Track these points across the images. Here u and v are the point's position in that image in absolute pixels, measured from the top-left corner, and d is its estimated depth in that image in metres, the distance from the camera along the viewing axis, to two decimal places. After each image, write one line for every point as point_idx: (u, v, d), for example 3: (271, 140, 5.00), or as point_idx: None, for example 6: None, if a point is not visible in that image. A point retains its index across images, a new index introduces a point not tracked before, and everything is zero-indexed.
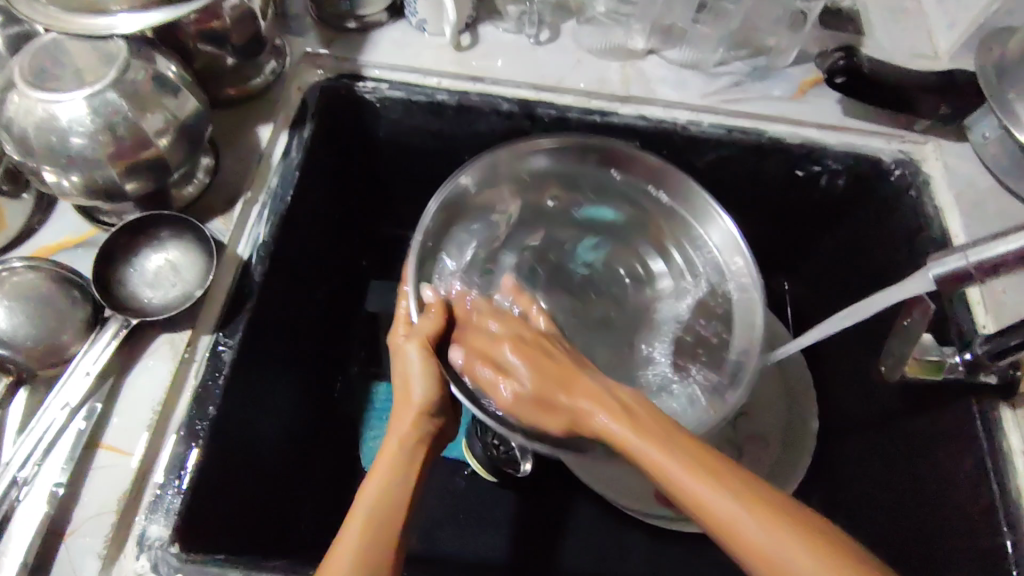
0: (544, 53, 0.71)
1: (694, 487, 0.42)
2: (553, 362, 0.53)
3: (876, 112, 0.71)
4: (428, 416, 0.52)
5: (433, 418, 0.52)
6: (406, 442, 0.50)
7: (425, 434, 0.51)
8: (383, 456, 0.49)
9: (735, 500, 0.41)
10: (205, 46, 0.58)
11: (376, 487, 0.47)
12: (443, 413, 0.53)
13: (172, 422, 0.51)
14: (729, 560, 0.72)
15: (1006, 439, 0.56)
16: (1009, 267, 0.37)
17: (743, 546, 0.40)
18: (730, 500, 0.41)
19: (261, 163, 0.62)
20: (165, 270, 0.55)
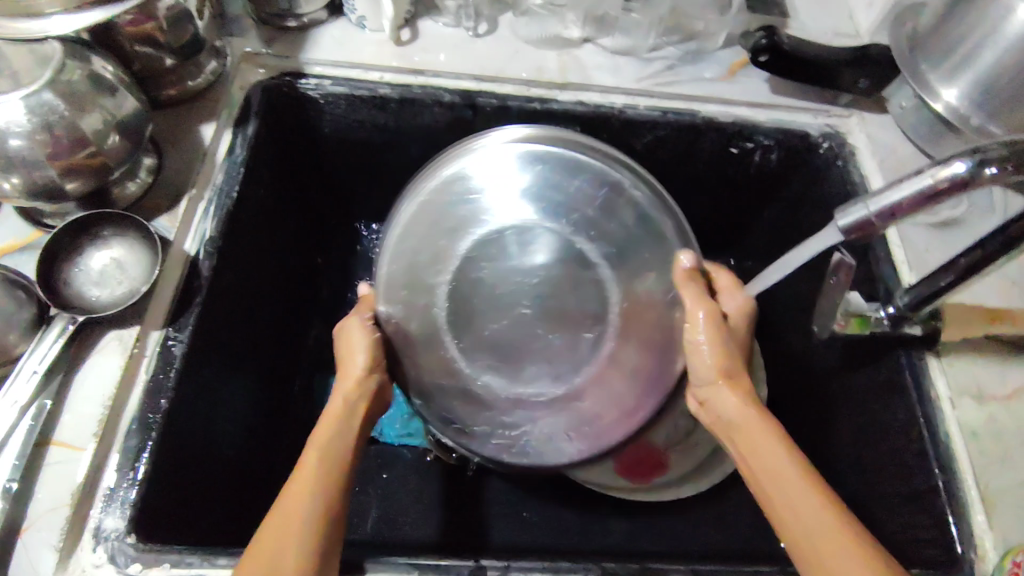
0: (483, 45, 0.73)
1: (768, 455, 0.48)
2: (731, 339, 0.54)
3: (801, 89, 0.75)
4: (371, 374, 0.55)
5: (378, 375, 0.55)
6: (350, 398, 0.54)
7: (369, 390, 0.55)
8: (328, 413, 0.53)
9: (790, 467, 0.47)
10: (142, 47, 0.59)
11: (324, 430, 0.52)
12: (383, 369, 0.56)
13: (124, 417, 0.52)
14: (689, 527, 0.74)
15: (933, 388, 0.59)
16: (904, 213, 0.42)
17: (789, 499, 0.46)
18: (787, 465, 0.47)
19: (205, 160, 0.63)
20: (110, 268, 0.56)
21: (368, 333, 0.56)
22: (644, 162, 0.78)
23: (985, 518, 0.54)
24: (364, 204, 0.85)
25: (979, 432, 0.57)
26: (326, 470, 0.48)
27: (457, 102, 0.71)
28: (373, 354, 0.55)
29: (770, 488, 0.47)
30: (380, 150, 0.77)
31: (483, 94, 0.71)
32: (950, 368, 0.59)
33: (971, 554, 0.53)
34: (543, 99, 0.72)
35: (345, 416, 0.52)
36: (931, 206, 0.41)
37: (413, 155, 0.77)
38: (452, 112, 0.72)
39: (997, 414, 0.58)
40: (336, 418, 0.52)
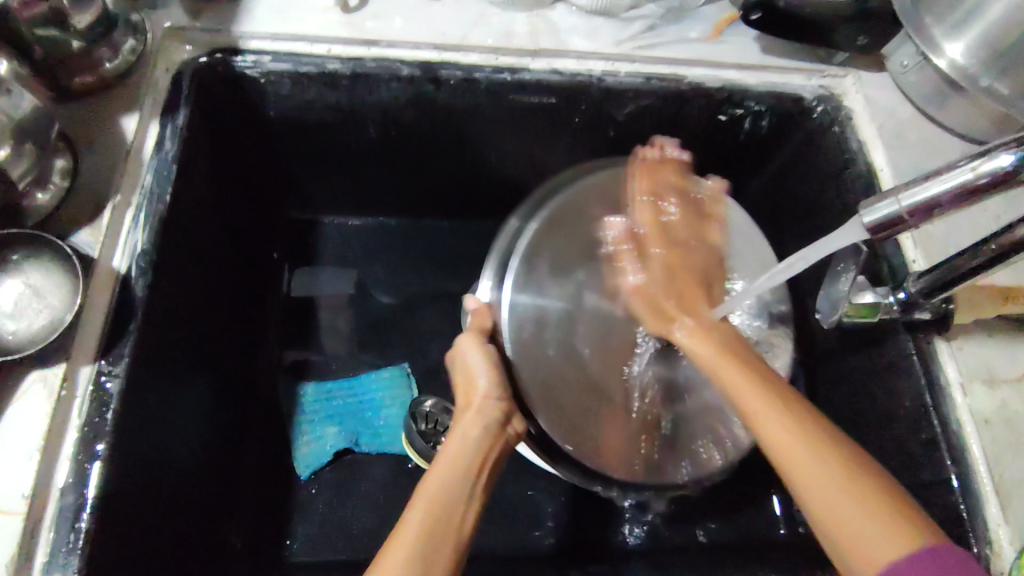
0: (442, 8, 0.64)
1: (794, 442, 0.44)
2: (681, 275, 0.58)
3: (795, 47, 0.68)
4: (493, 402, 0.52)
5: (500, 405, 0.53)
6: (468, 442, 0.50)
7: (489, 426, 0.51)
8: (444, 453, 0.50)
9: (825, 462, 0.42)
10: (44, 31, 0.49)
11: (436, 478, 0.47)
12: (511, 406, 0.53)
13: (59, 468, 0.45)
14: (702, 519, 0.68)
15: (943, 373, 0.56)
16: (943, 209, 0.37)
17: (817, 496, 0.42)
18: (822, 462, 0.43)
19: (130, 158, 0.55)
20: (24, 297, 0.47)
21: (487, 349, 0.54)
22: (626, 133, 0.71)
23: (999, 510, 0.51)
24: (320, 190, 0.77)
25: (991, 420, 0.54)
26: (437, 504, 0.45)
27: (418, 76, 0.63)
28: (491, 380, 0.53)
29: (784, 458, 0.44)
30: (335, 131, 0.68)
31: (446, 65, 0.63)
32: (959, 352, 0.56)
33: (986, 551, 0.51)
34: (513, 69, 0.64)
35: (462, 451, 0.49)
36: (970, 203, 0.37)
37: (371, 136, 0.69)
38: (413, 87, 0.64)
39: (1010, 399, 0.55)
40: (445, 463, 0.48)
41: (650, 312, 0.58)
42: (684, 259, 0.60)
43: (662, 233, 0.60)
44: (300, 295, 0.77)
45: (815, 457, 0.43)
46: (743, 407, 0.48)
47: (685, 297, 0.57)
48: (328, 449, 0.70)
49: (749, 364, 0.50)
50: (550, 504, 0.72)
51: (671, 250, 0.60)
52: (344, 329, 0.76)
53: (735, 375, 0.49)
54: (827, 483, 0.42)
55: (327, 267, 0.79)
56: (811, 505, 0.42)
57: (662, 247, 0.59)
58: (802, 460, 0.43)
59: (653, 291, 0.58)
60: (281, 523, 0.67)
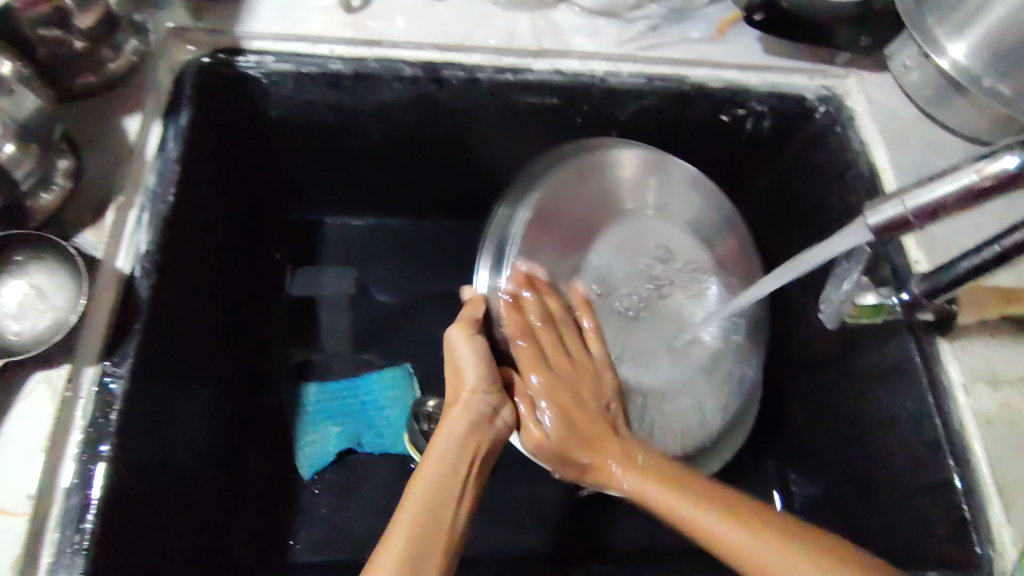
0: (444, 8, 0.64)
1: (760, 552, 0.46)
2: (581, 410, 0.55)
3: (797, 48, 0.69)
4: (481, 394, 0.52)
5: (488, 397, 0.52)
6: (457, 440, 0.49)
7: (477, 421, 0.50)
8: (432, 451, 0.49)
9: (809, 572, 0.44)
10: (46, 31, 0.49)
11: (427, 479, 0.47)
12: (499, 395, 0.53)
13: (63, 467, 0.45)
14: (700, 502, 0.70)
15: (945, 374, 0.56)
16: (947, 211, 0.37)
17: None
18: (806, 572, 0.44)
19: (132, 159, 0.55)
20: (29, 298, 0.47)
21: (475, 342, 0.52)
22: (627, 133, 0.71)
23: (1002, 511, 0.51)
24: (321, 190, 0.77)
25: (994, 420, 0.54)
26: (428, 506, 0.45)
27: (420, 76, 0.63)
28: (480, 373, 0.52)
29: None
30: (337, 132, 0.68)
31: (448, 66, 0.63)
32: (962, 352, 0.56)
33: (989, 551, 0.51)
34: (516, 69, 0.64)
35: (450, 448, 0.49)
36: (974, 205, 0.37)
37: (372, 136, 0.69)
38: (415, 88, 0.64)
39: (1012, 399, 0.55)
40: (433, 463, 0.48)
41: (561, 458, 0.54)
42: (581, 396, 0.56)
43: (579, 359, 0.57)
44: (301, 296, 0.77)
45: (713, 521, 0.48)
46: (626, 488, 0.53)
47: (595, 451, 0.54)
48: (330, 449, 0.70)
49: (684, 481, 0.52)
50: (553, 504, 0.72)
51: (574, 395, 0.55)
52: (345, 329, 0.76)
53: (685, 499, 0.50)
54: (745, 543, 0.46)
55: (329, 267, 0.79)
56: (743, 565, 0.46)
57: (545, 380, 0.55)
58: (711, 532, 0.48)
59: (556, 446, 0.53)
60: (284, 523, 0.67)
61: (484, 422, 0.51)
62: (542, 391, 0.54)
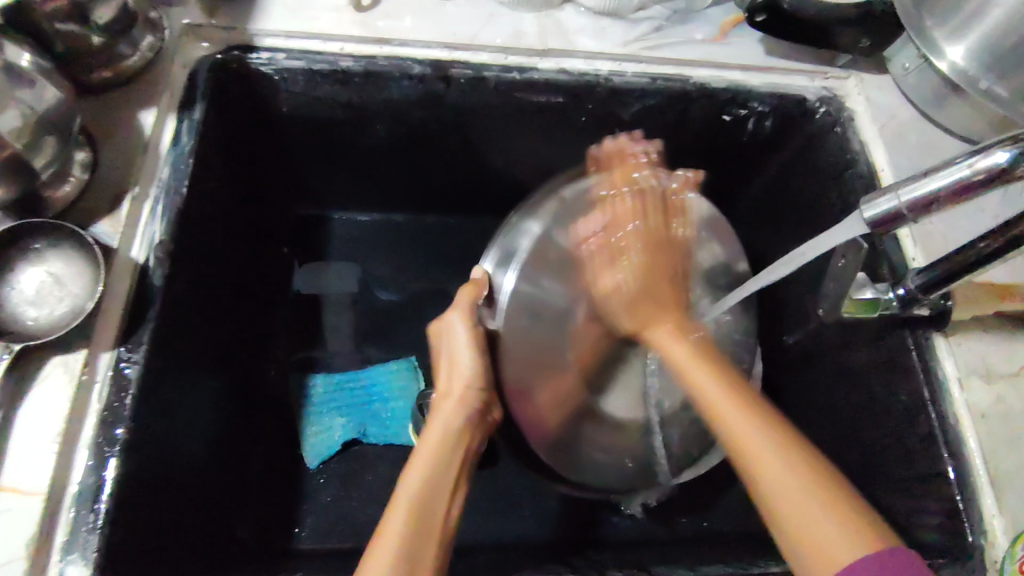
0: (452, 8, 0.66)
1: (756, 445, 0.41)
2: (656, 284, 0.54)
3: (798, 49, 0.70)
4: (477, 391, 0.55)
5: (483, 393, 0.55)
6: (453, 433, 0.51)
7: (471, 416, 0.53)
8: (427, 443, 0.50)
9: (795, 475, 0.40)
10: (65, 26, 0.50)
11: (426, 466, 0.48)
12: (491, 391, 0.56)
13: (79, 450, 0.47)
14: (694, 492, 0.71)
15: (940, 368, 0.57)
16: (940, 204, 0.38)
17: (772, 493, 0.40)
18: (791, 473, 0.40)
19: (147, 152, 0.56)
20: (47, 285, 0.49)
21: (476, 334, 0.56)
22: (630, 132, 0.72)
23: (994, 501, 0.53)
24: (329, 185, 0.78)
25: (988, 414, 0.55)
26: (425, 493, 0.46)
27: (429, 74, 0.64)
28: (478, 368, 0.55)
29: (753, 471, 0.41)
30: (347, 128, 0.70)
31: (456, 64, 0.64)
32: (957, 347, 0.57)
33: (981, 540, 0.52)
34: (522, 68, 0.65)
35: (446, 441, 0.51)
36: (965, 198, 0.38)
37: (380, 133, 0.71)
38: (423, 86, 0.65)
39: (1005, 394, 0.56)
40: (433, 452, 0.49)
41: (623, 315, 0.55)
42: (663, 266, 0.55)
43: (654, 233, 0.55)
44: (307, 290, 0.79)
45: (732, 411, 0.44)
46: (668, 352, 0.51)
47: (647, 317, 0.53)
48: (336, 440, 0.71)
49: (730, 377, 0.47)
50: (554, 496, 0.73)
51: (658, 274, 0.54)
52: (352, 322, 0.78)
53: (721, 387, 0.45)
54: (746, 429, 0.42)
55: (336, 262, 0.81)
56: (740, 453, 0.42)
57: (640, 247, 0.55)
58: (725, 421, 0.44)
59: (621, 299, 0.54)
60: (290, 511, 0.68)
61: (475, 419, 0.54)
62: (624, 247, 0.55)
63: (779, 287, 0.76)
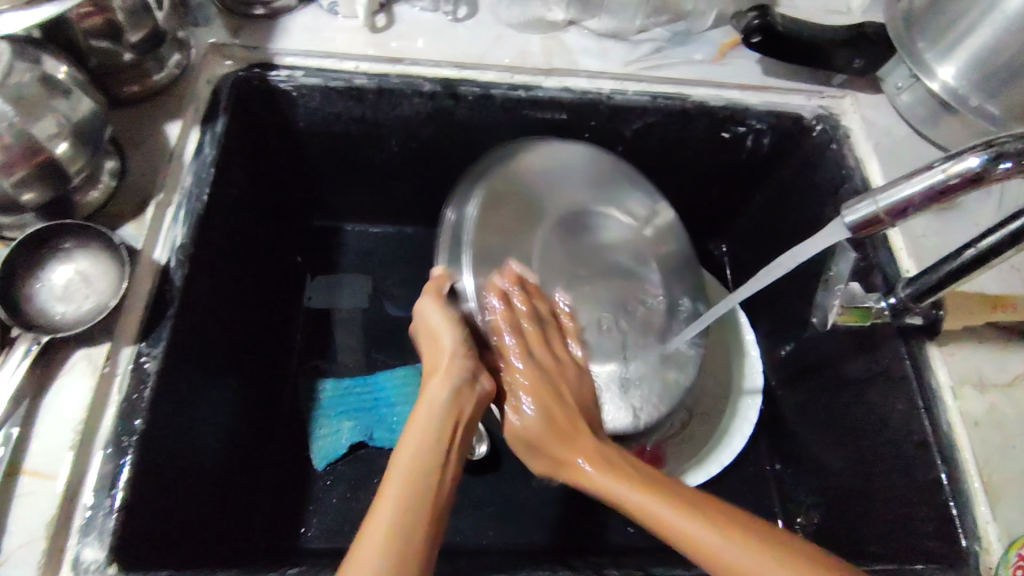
0: (462, 30, 0.70)
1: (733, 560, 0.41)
2: (566, 409, 0.52)
3: (794, 70, 0.72)
4: (462, 358, 0.51)
5: (470, 360, 0.51)
6: (438, 407, 0.48)
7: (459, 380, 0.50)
8: (415, 421, 0.48)
9: None
10: (99, 42, 0.54)
11: (410, 451, 0.46)
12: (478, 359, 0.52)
13: (98, 439, 0.49)
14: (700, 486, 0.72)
15: (934, 377, 0.58)
16: (915, 209, 0.40)
17: None
18: None
19: (171, 161, 0.59)
20: (74, 282, 0.52)
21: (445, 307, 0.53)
22: (633, 148, 0.75)
23: (988, 509, 0.53)
24: (343, 197, 0.81)
25: (981, 423, 0.56)
26: (414, 475, 0.44)
27: (438, 91, 0.67)
28: (456, 337, 0.52)
29: None
30: (360, 142, 0.73)
31: (464, 82, 0.67)
32: (950, 357, 0.59)
33: (975, 546, 0.52)
34: (527, 87, 0.68)
35: (434, 416, 0.48)
36: (940, 202, 0.40)
37: (392, 148, 0.74)
38: (433, 103, 0.68)
39: (999, 403, 0.57)
40: (417, 430, 0.47)
41: (537, 451, 0.51)
42: (559, 391, 0.53)
43: (537, 370, 0.53)
44: (319, 299, 0.82)
45: (626, 488, 0.47)
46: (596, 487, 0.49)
47: (564, 445, 0.51)
48: (342, 443, 0.73)
49: (665, 484, 0.47)
50: (556, 502, 0.73)
51: (548, 396, 0.52)
52: (361, 330, 0.80)
53: (647, 498, 0.46)
54: (655, 510, 0.45)
55: (347, 273, 0.84)
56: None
57: (526, 381, 0.53)
58: (624, 499, 0.47)
59: (534, 437, 0.51)
60: (297, 511, 0.70)
61: (467, 385, 0.50)
62: (524, 376, 0.53)
63: (778, 301, 0.78)
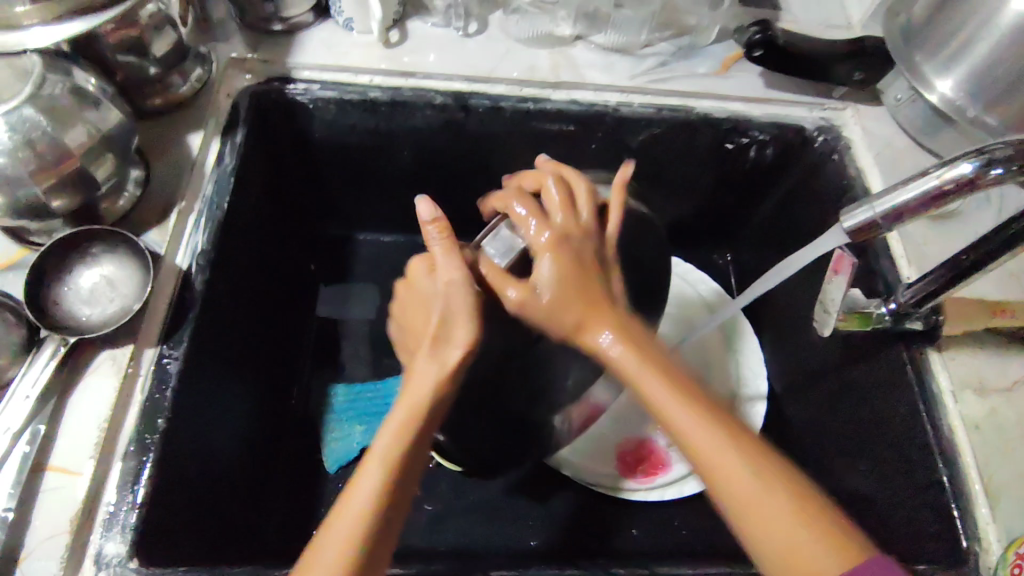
0: (472, 45, 0.72)
1: (747, 488, 0.41)
2: (580, 266, 0.49)
3: (796, 83, 0.74)
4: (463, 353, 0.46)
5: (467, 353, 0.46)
6: (435, 386, 0.45)
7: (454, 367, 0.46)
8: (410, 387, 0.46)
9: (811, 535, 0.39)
10: (125, 56, 0.56)
11: (399, 423, 0.44)
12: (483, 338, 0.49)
13: (122, 437, 0.51)
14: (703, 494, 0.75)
15: (935, 381, 0.59)
16: (910, 214, 0.41)
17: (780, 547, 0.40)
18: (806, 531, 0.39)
19: (193, 171, 0.62)
20: (100, 286, 0.55)
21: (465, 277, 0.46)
22: (639, 159, 0.77)
23: (989, 510, 0.54)
24: (356, 207, 0.83)
25: (982, 426, 0.57)
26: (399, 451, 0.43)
27: (449, 104, 0.69)
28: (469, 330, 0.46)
29: (745, 526, 0.41)
30: (373, 153, 0.75)
31: (475, 95, 0.70)
32: (951, 361, 0.60)
33: (976, 546, 0.54)
34: (535, 99, 0.70)
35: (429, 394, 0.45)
36: (935, 207, 0.41)
37: (404, 159, 0.76)
38: (444, 115, 0.70)
39: (998, 407, 0.58)
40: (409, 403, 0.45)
41: (559, 320, 0.48)
42: (586, 257, 0.49)
43: (563, 253, 0.48)
44: (332, 306, 0.84)
45: (654, 381, 0.45)
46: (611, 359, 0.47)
47: (587, 300, 0.48)
48: (354, 446, 0.75)
49: (695, 396, 0.44)
50: (563, 506, 0.75)
51: (581, 282, 0.48)
52: (373, 337, 0.82)
53: (686, 419, 0.43)
54: (684, 423, 0.43)
55: (358, 281, 0.86)
56: (737, 501, 0.41)
57: (550, 254, 0.48)
58: (648, 394, 0.45)
59: (557, 300, 0.47)
60: (309, 514, 0.71)
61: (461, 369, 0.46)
62: (556, 243, 0.48)
63: (781, 309, 0.79)
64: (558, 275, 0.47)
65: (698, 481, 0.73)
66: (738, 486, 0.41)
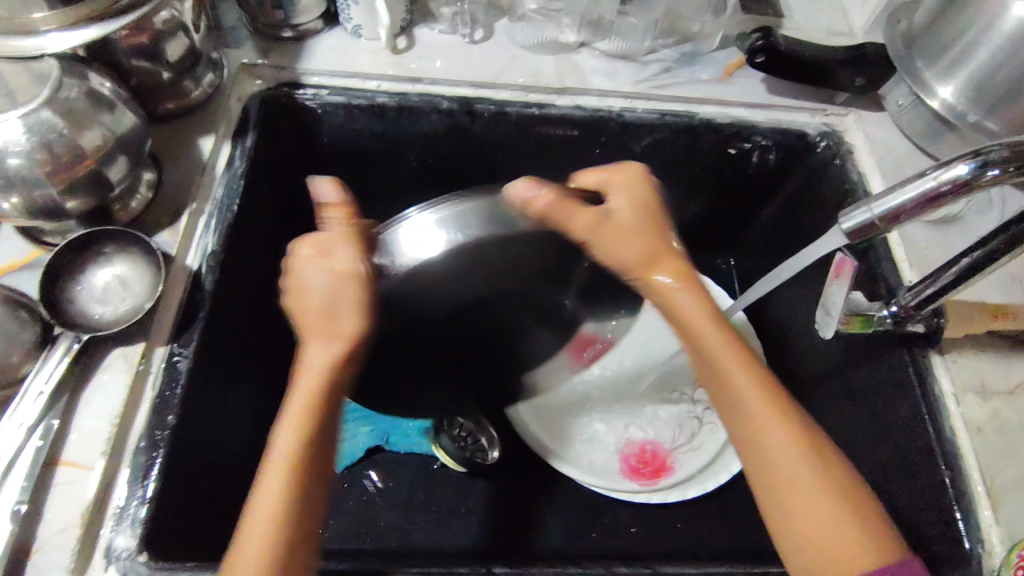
0: (478, 51, 0.73)
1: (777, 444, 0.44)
2: (654, 218, 0.56)
3: (798, 89, 0.75)
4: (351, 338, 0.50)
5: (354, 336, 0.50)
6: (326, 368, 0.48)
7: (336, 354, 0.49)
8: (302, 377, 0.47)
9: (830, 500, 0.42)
10: (138, 61, 0.58)
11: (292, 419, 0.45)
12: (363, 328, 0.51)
13: (132, 434, 0.52)
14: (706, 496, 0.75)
15: (937, 383, 0.59)
16: (907, 216, 0.42)
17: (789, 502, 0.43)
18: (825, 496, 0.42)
19: (204, 174, 0.63)
20: (113, 285, 0.56)
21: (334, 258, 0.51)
22: (642, 164, 0.78)
23: (991, 512, 0.54)
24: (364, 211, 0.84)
25: (984, 429, 0.58)
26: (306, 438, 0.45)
27: (455, 109, 0.70)
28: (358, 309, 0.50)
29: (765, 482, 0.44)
30: (381, 157, 0.76)
31: (481, 100, 0.71)
32: (953, 364, 0.60)
33: (978, 548, 0.54)
34: (540, 104, 0.72)
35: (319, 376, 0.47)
36: (931, 210, 0.42)
37: (410, 163, 0.77)
38: (450, 119, 0.71)
39: (1001, 409, 0.58)
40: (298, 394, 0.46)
41: (594, 223, 0.55)
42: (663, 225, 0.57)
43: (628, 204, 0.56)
44: None
45: (718, 345, 0.49)
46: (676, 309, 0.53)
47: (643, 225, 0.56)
48: (358, 446, 0.74)
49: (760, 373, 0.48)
50: (567, 508, 0.75)
51: (650, 218, 0.56)
52: None
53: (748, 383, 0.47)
54: (755, 411, 0.46)
55: None
56: (763, 458, 0.45)
57: (627, 190, 0.57)
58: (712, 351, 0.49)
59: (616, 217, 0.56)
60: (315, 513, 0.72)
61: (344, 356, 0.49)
62: (629, 179, 0.58)
63: (784, 313, 0.80)
64: (634, 208, 0.56)
65: (699, 485, 0.75)
66: (772, 441, 0.44)
